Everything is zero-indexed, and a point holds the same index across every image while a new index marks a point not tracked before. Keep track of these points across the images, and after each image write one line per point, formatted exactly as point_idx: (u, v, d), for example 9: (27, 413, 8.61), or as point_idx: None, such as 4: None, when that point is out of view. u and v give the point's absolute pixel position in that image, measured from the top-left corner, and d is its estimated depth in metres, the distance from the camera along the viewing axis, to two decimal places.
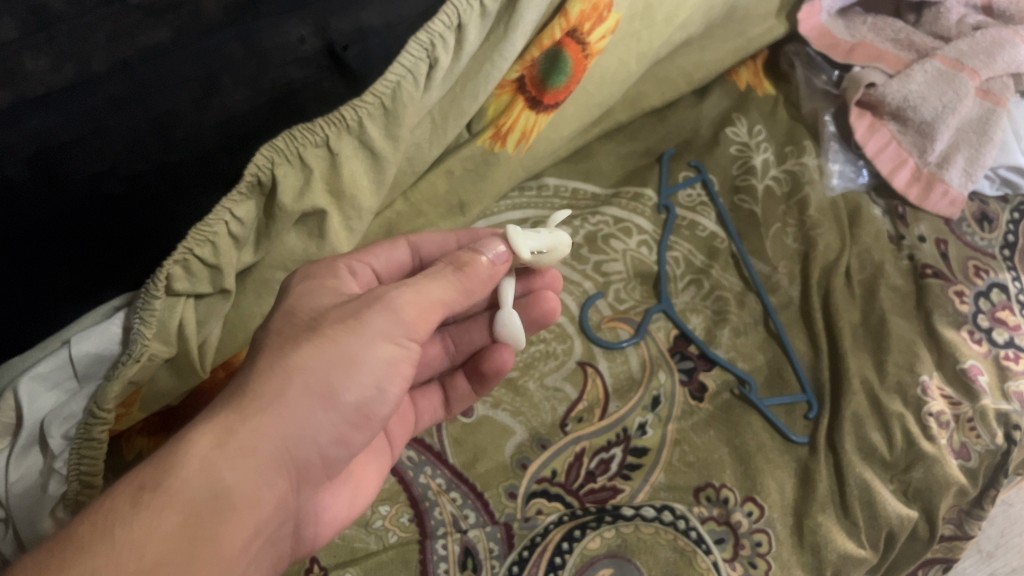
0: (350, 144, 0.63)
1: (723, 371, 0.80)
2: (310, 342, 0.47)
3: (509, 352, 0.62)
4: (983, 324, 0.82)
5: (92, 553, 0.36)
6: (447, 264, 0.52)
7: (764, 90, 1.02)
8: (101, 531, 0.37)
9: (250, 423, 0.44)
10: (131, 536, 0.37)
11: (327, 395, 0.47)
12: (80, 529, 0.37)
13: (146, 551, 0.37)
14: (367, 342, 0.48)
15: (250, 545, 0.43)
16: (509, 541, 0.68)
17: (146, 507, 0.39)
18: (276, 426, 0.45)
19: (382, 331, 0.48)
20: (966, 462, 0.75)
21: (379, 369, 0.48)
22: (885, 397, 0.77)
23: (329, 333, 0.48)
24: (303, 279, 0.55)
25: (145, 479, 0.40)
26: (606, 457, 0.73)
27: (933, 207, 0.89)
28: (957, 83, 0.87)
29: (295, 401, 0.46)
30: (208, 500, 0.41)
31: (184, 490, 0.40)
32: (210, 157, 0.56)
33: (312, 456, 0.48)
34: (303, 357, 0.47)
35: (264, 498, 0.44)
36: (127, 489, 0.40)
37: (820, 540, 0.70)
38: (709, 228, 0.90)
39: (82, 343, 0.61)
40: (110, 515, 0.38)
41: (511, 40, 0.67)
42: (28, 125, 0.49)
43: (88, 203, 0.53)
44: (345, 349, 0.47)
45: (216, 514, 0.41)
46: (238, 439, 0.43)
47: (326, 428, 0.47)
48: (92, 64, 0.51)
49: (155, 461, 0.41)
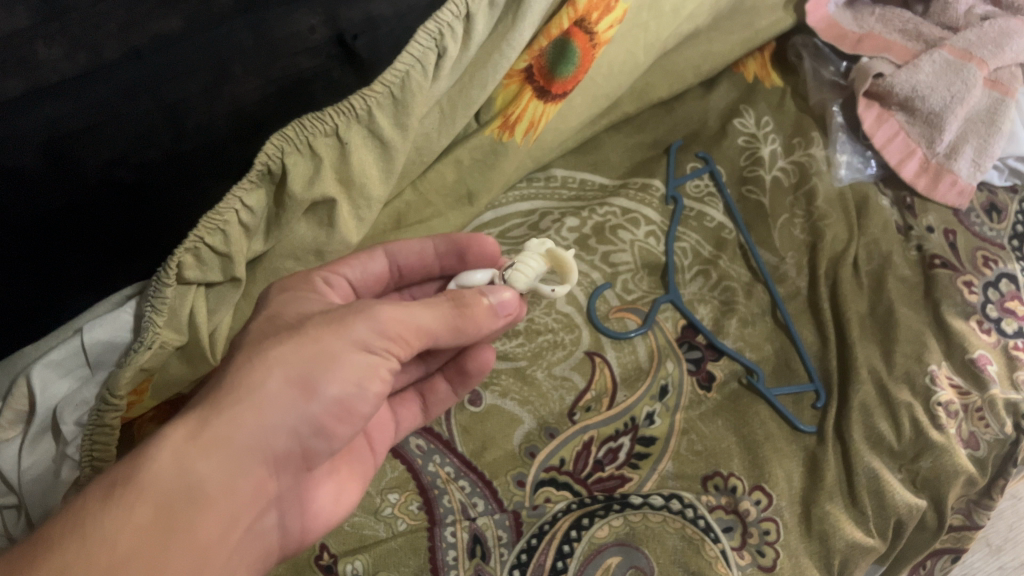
0: (359, 133, 0.63)
1: (731, 361, 0.80)
2: (290, 341, 0.47)
3: (492, 351, 0.63)
4: (992, 314, 0.82)
5: (61, 547, 0.38)
6: (448, 298, 0.50)
7: (771, 81, 1.02)
8: (73, 527, 0.39)
9: (225, 415, 0.45)
10: (99, 530, 0.39)
11: (306, 389, 0.46)
12: (53, 526, 0.39)
13: (113, 544, 0.38)
14: (346, 346, 0.47)
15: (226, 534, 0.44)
16: (517, 528, 0.68)
17: (118, 502, 0.40)
18: (252, 419, 0.45)
19: (362, 338, 0.48)
20: (975, 451, 0.75)
21: (360, 372, 0.48)
22: (894, 386, 0.77)
23: (311, 334, 0.47)
24: (281, 292, 0.56)
25: (121, 474, 0.42)
26: (614, 446, 0.74)
27: (942, 198, 0.89)
28: (965, 73, 0.87)
29: (272, 393, 0.46)
30: (181, 492, 0.42)
31: (155, 483, 0.41)
32: (220, 146, 0.57)
33: (292, 444, 0.48)
34: (284, 354, 0.47)
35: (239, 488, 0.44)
36: (101, 485, 0.41)
37: (828, 529, 0.70)
38: (717, 219, 0.90)
39: (93, 331, 0.62)
40: (85, 509, 0.40)
41: (520, 29, 0.67)
42: (42, 112, 0.50)
43: (100, 191, 0.53)
44: (325, 349, 0.47)
45: (186, 505, 0.42)
46: (212, 430, 0.44)
47: (307, 418, 0.47)
48: (104, 53, 0.52)
49: (131, 456, 0.42)
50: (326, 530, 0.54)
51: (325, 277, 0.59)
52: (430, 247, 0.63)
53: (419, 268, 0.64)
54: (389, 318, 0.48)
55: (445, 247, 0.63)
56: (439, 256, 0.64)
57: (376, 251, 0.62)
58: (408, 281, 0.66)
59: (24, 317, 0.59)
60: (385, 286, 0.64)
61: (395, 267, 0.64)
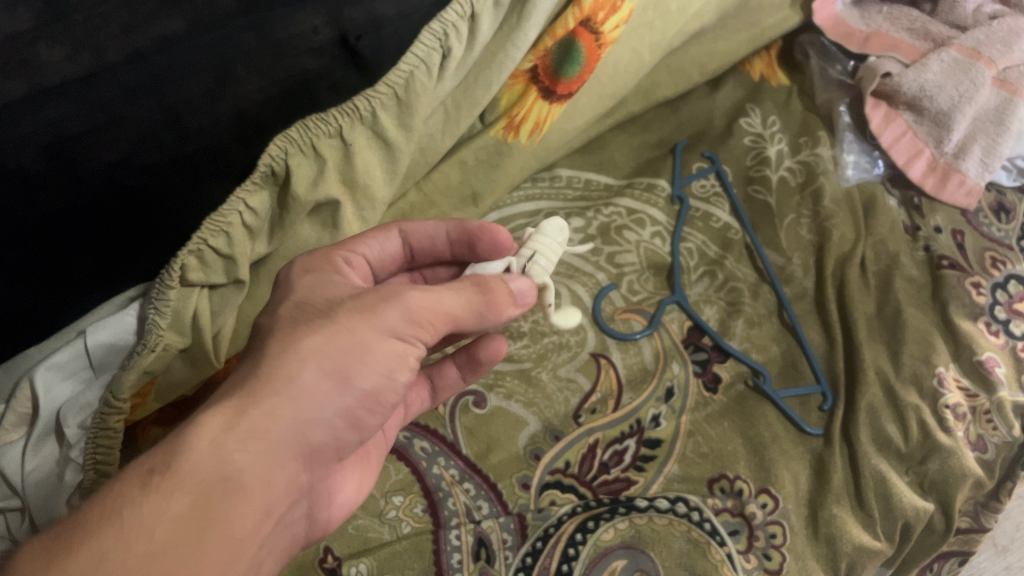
0: (363, 134, 0.63)
1: (737, 363, 0.79)
2: (323, 329, 0.45)
3: (504, 342, 0.61)
4: (1000, 316, 0.82)
5: (99, 536, 0.36)
6: (472, 283, 0.49)
7: (777, 80, 1.01)
8: (111, 514, 0.37)
9: (263, 405, 0.43)
10: (137, 519, 0.37)
11: (341, 380, 0.45)
12: (89, 513, 0.37)
13: (153, 535, 0.37)
14: (379, 335, 0.46)
15: (262, 527, 0.42)
16: (522, 531, 0.68)
17: (154, 492, 0.38)
18: (289, 410, 0.43)
19: (394, 326, 0.46)
20: (982, 454, 0.75)
21: (392, 362, 0.46)
22: (901, 388, 0.77)
23: (344, 322, 0.46)
24: (303, 272, 0.52)
25: (156, 463, 0.40)
26: (619, 448, 0.73)
27: (949, 198, 0.89)
28: (974, 73, 0.86)
29: (309, 385, 0.44)
30: (218, 483, 0.40)
31: (193, 473, 0.39)
32: (223, 148, 0.56)
33: (329, 438, 0.46)
34: (320, 343, 0.45)
35: (277, 481, 0.43)
36: (137, 473, 0.39)
37: (835, 531, 0.70)
38: (723, 219, 0.90)
39: (97, 333, 0.61)
40: (119, 499, 0.38)
41: (524, 29, 0.66)
42: (44, 115, 0.49)
43: (104, 193, 0.53)
44: (359, 340, 0.45)
45: (225, 497, 0.40)
46: (249, 421, 0.42)
47: (341, 410, 0.46)
48: (108, 55, 0.52)
49: (167, 444, 0.41)
50: (345, 517, 0.53)
51: (345, 256, 0.56)
52: (443, 234, 0.61)
53: (430, 253, 0.62)
54: (420, 305, 0.46)
55: (458, 236, 0.61)
56: (451, 244, 0.62)
57: (392, 231, 0.60)
58: (418, 262, 0.64)
59: (24, 322, 0.58)
60: (399, 266, 0.62)
61: (408, 250, 0.62)
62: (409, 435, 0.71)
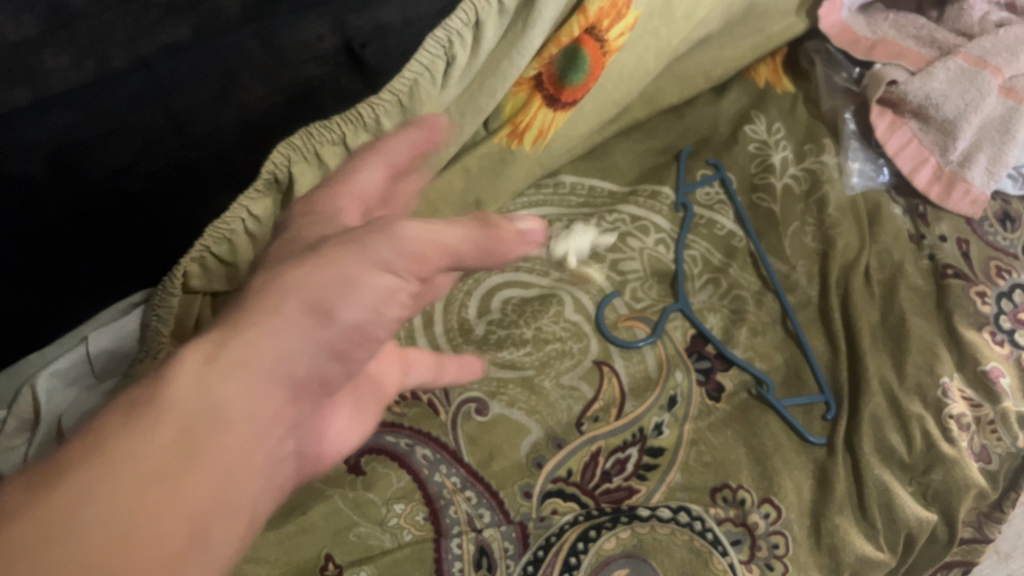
0: (367, 141, 0.63)
1: (740, 371, 0.79)
2: (306, 261, 0.38)
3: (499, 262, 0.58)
4: (1005, 325, 0.81)
5: (77, 466, 0.28)
6: (470, 219, 0.40)
7: (782, 87, 1.01)
8: (91, 445, 0.29)
9: (238, 340, 0.34)
10: (125, 449, 0.30)
11: (319, 316, 0.36)
12: (62, 445, 0.29)
13: (147, 463, 0.30)
14: (369, 265, 0.37)
15: (247, 486, 0.34)
16: (524, 540, 0.68)
17: (141, 419, 0.31)
18: (254, 351, 0.34)
19: (385, 257, 0.37)
20: (987, 465, 0.75)
21: (379, 299, 0.38)
22: (905, 398, 0.76)
23: (328, 252, 0.38)
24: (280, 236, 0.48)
25: (134, 395, 0.32)
26: (622, 456, 0.73)
27: (954, 206, 0.88)
28: (980, 81, 0.86)
29: (284, 322, 0.36)
30: (206, 418, 0.32)
31: (176, 404, 0.32)
32: (227, 153, 0.57)
33: (298, 385, 0.37)
34: (299, 275, 0.37)
35: (242, 439, 0.33)
36: (116, 406, 0.31)
37: (838, 543, 0.70)
38: (727, 227, 0.89)
39: (98, 340, 0.63)
40: (100, 429, 0.30)
41: (529, 36, 0.66)
42: (47, 122, 0.49)
43: (109, 199, 0.53)
44: (344, 270, 0.37)
45: (211, 437, 0.32)
46: (230, 355, 0.34)
47: (315, 359, 0.37)
48: (113, 62, 0.51)
49: (138, 380, 0.33)
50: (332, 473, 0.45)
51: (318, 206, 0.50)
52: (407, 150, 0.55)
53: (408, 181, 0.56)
54: (415, 237, 0.37)
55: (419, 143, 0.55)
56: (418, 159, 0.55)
57: (359, 163, 0.53)
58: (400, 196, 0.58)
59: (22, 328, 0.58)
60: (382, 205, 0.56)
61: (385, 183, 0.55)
62: (410, 442, 0.71)
